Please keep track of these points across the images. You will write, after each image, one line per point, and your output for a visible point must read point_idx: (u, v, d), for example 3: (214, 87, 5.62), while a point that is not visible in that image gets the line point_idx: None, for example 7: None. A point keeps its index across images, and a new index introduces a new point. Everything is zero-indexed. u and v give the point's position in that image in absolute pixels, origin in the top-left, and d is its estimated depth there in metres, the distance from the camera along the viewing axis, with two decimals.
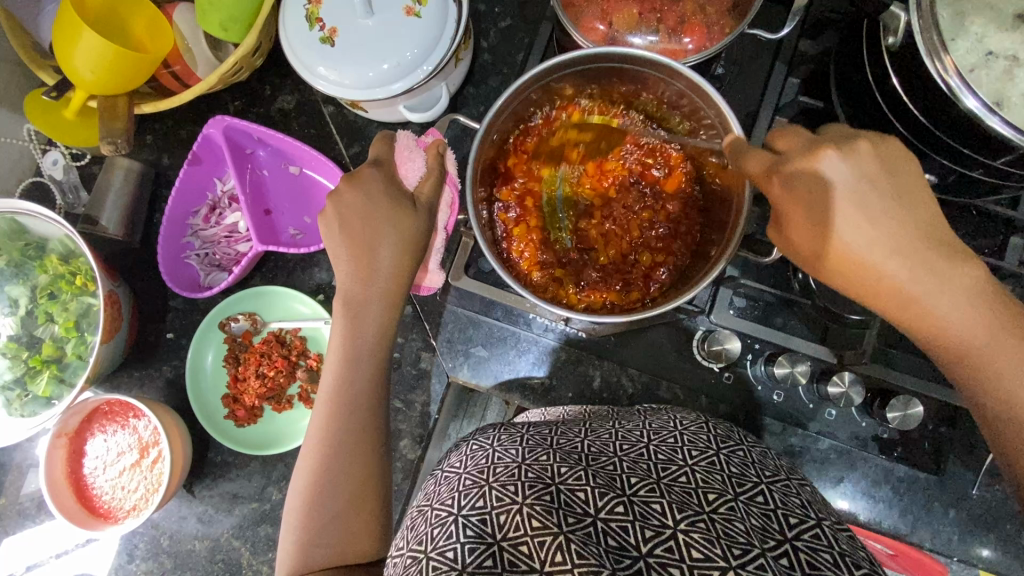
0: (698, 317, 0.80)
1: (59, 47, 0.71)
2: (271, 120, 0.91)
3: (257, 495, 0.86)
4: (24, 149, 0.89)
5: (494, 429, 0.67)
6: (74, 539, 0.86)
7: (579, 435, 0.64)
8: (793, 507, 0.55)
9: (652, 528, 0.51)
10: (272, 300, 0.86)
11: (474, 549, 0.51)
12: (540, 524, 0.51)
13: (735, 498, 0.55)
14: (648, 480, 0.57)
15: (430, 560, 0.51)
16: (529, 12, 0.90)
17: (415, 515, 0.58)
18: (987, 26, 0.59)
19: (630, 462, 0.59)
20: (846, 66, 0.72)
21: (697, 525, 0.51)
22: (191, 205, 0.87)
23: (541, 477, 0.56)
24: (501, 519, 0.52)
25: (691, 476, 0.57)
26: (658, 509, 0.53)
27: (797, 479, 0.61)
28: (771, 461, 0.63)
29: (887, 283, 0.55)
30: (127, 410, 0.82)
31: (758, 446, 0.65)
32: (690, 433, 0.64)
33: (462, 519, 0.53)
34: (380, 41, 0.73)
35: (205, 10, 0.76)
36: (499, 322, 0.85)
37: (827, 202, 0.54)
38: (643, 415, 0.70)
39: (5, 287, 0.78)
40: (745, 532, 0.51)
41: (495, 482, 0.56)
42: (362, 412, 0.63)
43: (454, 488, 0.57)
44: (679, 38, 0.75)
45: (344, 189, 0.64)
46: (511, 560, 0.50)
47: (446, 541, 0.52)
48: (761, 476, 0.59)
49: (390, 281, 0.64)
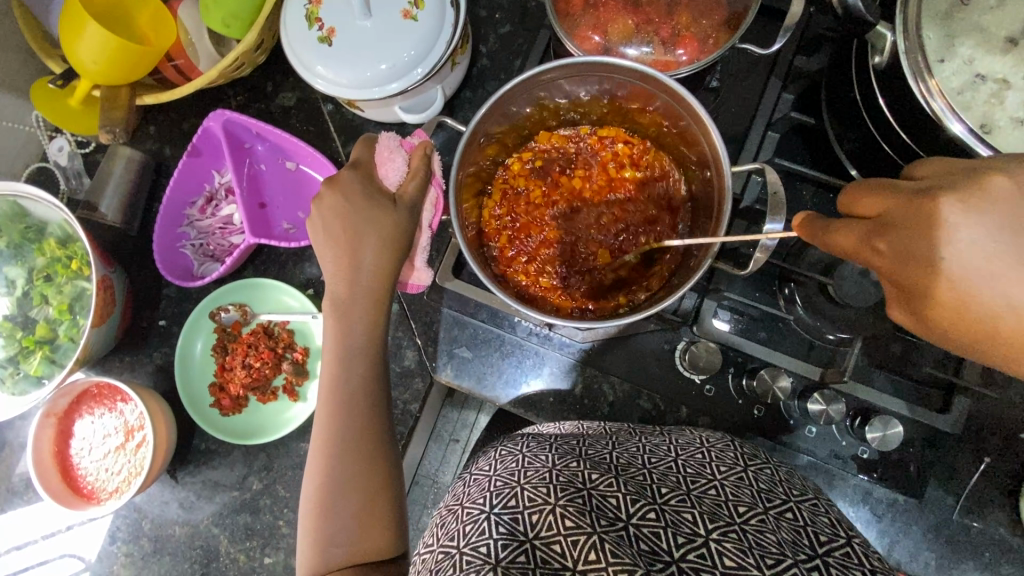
0: (682, 329, 0.81)
1: (65, 37, 0.73)
2: (271, 115, 0.93)
3: (238, 484, 0.87)
4: (32, 136, 0.92)
5: (524, 437, 0.70)
6: (65, 521, 0.88)
7: (608, 447, 0.66)
8: (823, 525, 0.56)
9: (684, 535, 0.53)
10: (264, 292, 0.88)
11: (507, 545, 0.53)
12: (573, 524, 0.53)
13: (765, 512, 0.56)
14: (678, 490, 0.58)
15: (464, 555, 0.53)
16: (529, 19, 0.91)
17: (446, 513, 0.61)
18: (977, 48, 0.59)
19: (659, 474, 0.61)
20: (836, 83, 0.73)
21: (729, 535, 0.53)
22: (189, 196, 0.89)
23: (573, 481, 0.58)
24: (533, 519, 0.55)
25: (721, 489, 0.59)
26: (689, 518, 0.54)
27: (824, 499, 0.62)
28: (797, 481, 0.64)
29: (999, 329, 0.44)
30: (114, 394, 0.83)
31: (784, 466, 0.66)
32: (718, 449, 0.65)
33: (495, 517, 0.56)
34: (377, 43, 0.74)
35: (207, 6, 0.77)
36: (484, 324, 0.85)
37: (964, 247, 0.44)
38: (670, 431, 0.71)
39: (4, 268, 0.80)
40: (777, 543, 0.52)
41: (527, 483, 0.59)
42: (378, 414, 0.65)
43: (487, 490, 0.60)
44: (673, 51, 0.76)
45: (325, 193, 0.66)
46: (544, 558, 0.52)
47: (479, 537, 0.54)
48: (789, 494, 0.60)
49: (373, 279, 0.65)
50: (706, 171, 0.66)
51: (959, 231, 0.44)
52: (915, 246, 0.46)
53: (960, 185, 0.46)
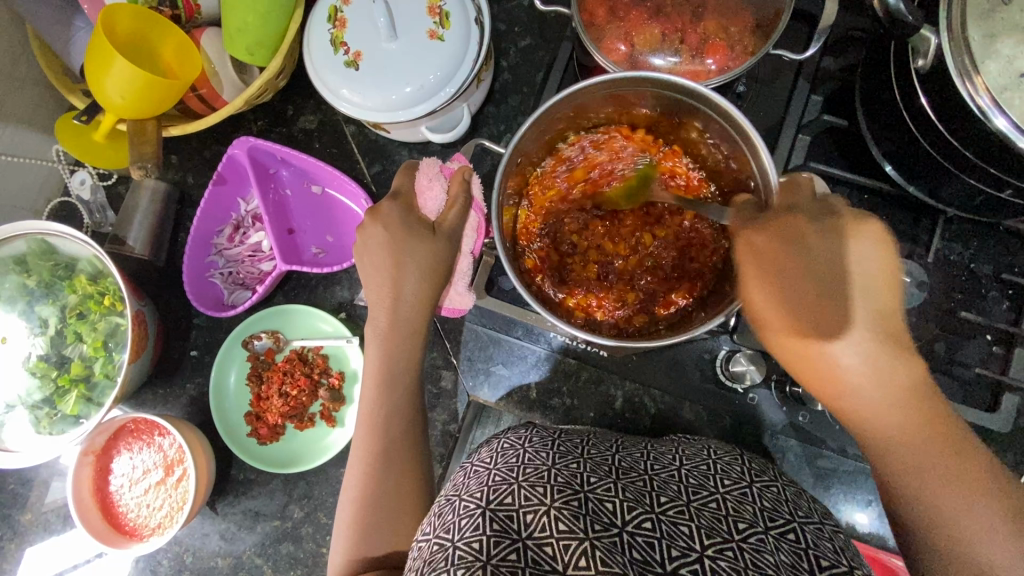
0: (721, 337, 0.80)
1: (92, 73, 0.72)
2: (293, 139, 0.92)
3: (280, 513, 0.86)
4: (53, 170, 0.91)
5: (525, 429, 0.67)
6: (85, 553, 0.87)
7: (611, 451, 0.64)
8: (826, 550, 0.53)
9: (679, 548, 0.50)
10: (296, 318, 0.87)
11: (499, 542, 0.50)
12: (567, 529, 0.50)
13: (765, 531, 0.53)
14: (678, 501, 0.55)
15: (456, 550, 0.50)
16: (549, 31, 0.91)
17: (443, 504, 0.58)
18: (1019, 47, 0.57)
19: (661, 482, 0.59)
20: (870, 84, 0.72)
21: (725, 552, 0.50)
22: (216, 224, 0.88)
23: (571, 483, 0.55)
24: (527, 518, 0.52)
25: (721, 503, 0.56)
26: (686, 531, 0.51)
27: (830, 524, 0.59)
28: (805, 503, 0.61)
29: (837, 371, 0.54)
30: (152, 428, 0.83)
31: (791, 485, 0.64)
32: (724, 462, 0.64)
33: (489, 513, 0.53)
34: (404, 65, 0.74)
35: (231, 35, 0.76)
36: (520, 340, 0.85)
37: (795, 258, 0.56)
38: (676, 442, 0.70)
39: (35, 307, 0.80)
40: (774, 565, 0.49)
41: (525, 481, 0.56)
42: (410, 436, 0.65)
43: (483, 483, 0.57)
44: (702, 59, 0.74)
45: (367, 223, 0.65)
46: (535, 560, 0.49)
47: (472, 532, 0.51)
48: (793, 514, 0.57)
49: (413, 309, 0.65)
50: (750, 182, 0.66)
51: (805, 247, 0.56)
52: (769, 247, 0.58)
53: (818, 217, 0.57)
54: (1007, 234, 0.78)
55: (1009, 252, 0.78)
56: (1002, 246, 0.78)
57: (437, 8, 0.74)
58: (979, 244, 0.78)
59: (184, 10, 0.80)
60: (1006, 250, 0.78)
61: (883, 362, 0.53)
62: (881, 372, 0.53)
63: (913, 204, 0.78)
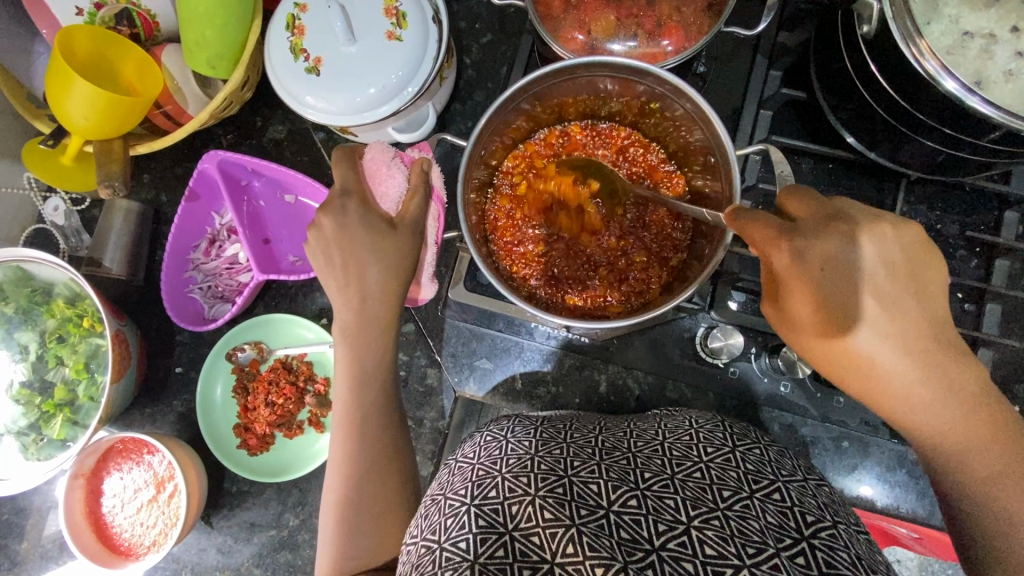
0: (700, 314, 0.82)
1: (53, 96, 0.73)
2: (263, 149, 0.92)
3: (275, 522, 0.86)
4: (26, 198, 0.91)
5: (507, 420, 0.67)
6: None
7: (593, 432, 0.64)
8: (810, 505, 0.54)
9: (665, 522, 0.50)
10: (278, 327, 0.88)
11: (485, 539, 0.50)
12: (552, 516, 0.50)
13: (750, 496, 0.53)
14: (662, 475, 0.56)
15: (443, 551, 0.50)
16: (509, 25, 0.92)
17: (429, 504, 0.58)
18: (961, 7, 0.60)
19: (644, 458, 0.59)
20: (824, 55, 0.73)
21: (711, 522, 0.50)
22: (192, 239, 0.89)
23: (554, 469, 0.56)
24: (513, 510, 0.52)
25: (706, 472, 0.56)
26: (671, 505, 0.52)
27: (813, 480, 0.60)
28: (789, 462, 0.61)
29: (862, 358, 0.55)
30: (140, 447, 0.84)
31: (774, 445, 0.64)
32: (706, 431, 0.63)
33: (475, 509, 0.53)
34: (365, 69, 0.74)
35: (191, 50, 0.77)
36: (502, 333, 0.86)
37: (824, 268, 0.54)
38: (657, 418, 0.70)
39: (15, 334, 0.80)
40: (760, 530, 0.50)
41: (507, 473, 0.56)
42: (381, 431, 0.65)
43: (467, 479, 0.57)
44: (657, 42, 0.75)
45: (321, 217, 0.64)
46: (522, 551, 0.49)
47: (458, 532, 0.51)
48: (777, 474, 0.57)
49: (380, 304, 0.65)
50: (710, 158, 0.67)
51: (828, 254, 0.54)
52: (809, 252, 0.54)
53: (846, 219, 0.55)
54: (972, 193, 0.79)
55: (976, 211, 0.79)
56: (968, 206, 0.79)
57: (393, 9, 0.75)
58: (944, 206, 0.79)
59: (143, 28, 0.83)
60: (971, 209, 0.79)
61: (907, 357, 0.54)
62: (935, 405, 0.54)
63: (876, 169, 0.79)
